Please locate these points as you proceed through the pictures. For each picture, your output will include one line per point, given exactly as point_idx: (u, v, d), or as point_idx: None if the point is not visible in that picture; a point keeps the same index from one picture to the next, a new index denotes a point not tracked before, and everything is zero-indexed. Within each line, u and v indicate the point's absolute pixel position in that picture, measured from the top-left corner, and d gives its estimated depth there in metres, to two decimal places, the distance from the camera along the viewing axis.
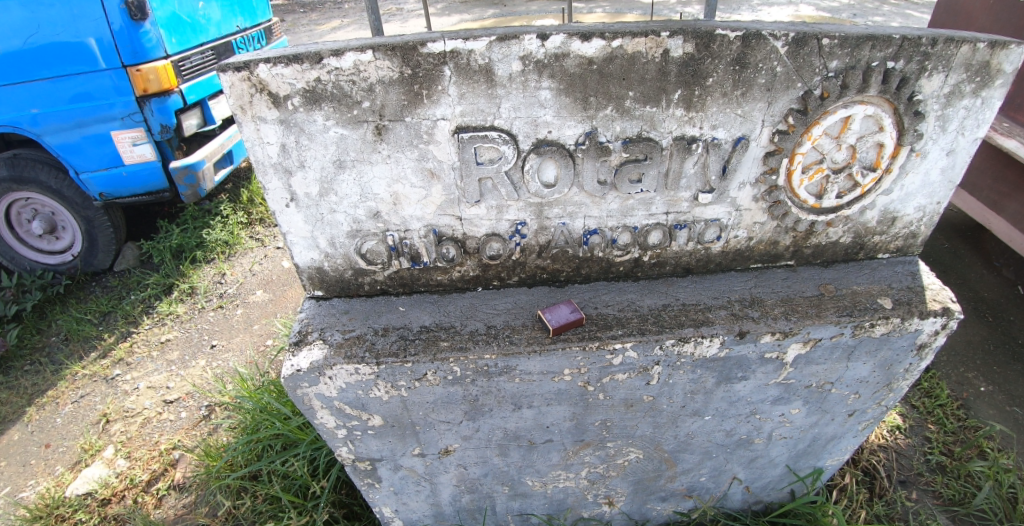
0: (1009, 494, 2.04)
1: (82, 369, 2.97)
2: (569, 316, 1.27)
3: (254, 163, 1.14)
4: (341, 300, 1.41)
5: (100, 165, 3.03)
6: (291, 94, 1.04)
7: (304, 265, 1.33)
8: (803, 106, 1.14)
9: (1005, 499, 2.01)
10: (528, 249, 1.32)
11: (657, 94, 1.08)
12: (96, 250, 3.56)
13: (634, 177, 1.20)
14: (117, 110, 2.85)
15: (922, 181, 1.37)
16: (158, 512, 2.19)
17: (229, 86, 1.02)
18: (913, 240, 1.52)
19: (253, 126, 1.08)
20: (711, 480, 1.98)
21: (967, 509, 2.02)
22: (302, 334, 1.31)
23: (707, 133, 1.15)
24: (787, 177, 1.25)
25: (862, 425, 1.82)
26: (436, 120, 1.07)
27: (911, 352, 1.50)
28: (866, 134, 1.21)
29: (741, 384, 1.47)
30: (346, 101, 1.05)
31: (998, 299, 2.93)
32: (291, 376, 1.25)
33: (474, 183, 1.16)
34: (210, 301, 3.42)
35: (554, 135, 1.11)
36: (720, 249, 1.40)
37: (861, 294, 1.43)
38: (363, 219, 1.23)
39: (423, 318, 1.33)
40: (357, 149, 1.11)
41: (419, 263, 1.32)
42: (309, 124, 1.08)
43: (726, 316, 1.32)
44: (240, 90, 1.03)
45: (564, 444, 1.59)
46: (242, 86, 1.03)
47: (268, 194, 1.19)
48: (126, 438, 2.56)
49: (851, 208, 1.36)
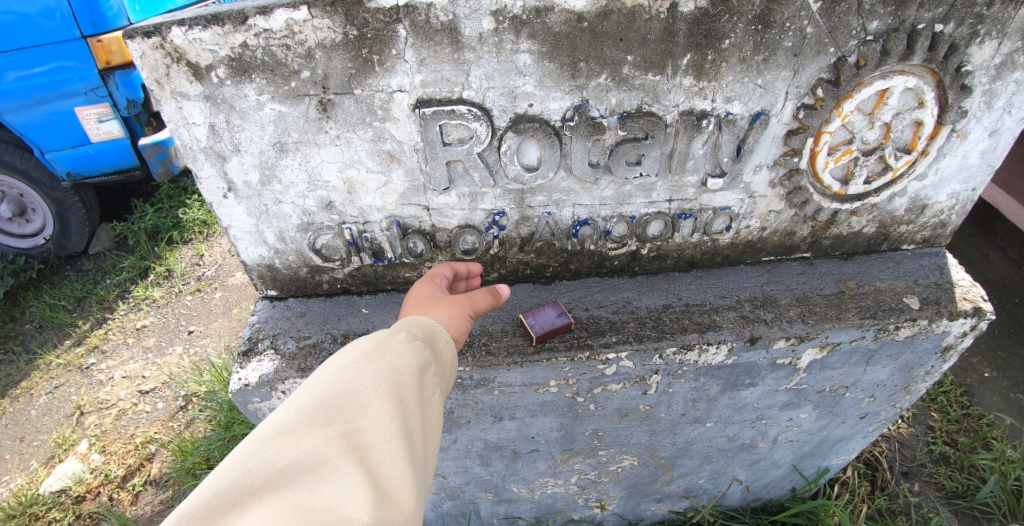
0: (1015, 487, 1.93)
1: (56, 359, 2.80)
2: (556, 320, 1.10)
3: (181, 148, 0.95)
4: (298, 301, 1.23)
5: (66, 144, 2.73)
6: (214, 63, 0.85)
7: (251, 262, 1.15)
8: (834, 75, 0.96)
9: (1010, 492, 1.91)
10: (508, 242, 1.14)
11: (661, 59, 0.89)
12: (68, 234, 3.26)
13: (632, 158, 1.01)
14: (79, 84, 2.53)
15: (958, 165, 1.20)
16: (134, 509, 2.09)
17: (139, 56, 0.83)
18: (942, 229, 1.36)
19: (174, 105, 0.89)
20: (709, 482, 1.86)
21: (970, 503, 1.93)
22: (251, 342, 1.14)
23: (720, 107, 0.97)
24: (810, 160, 1.07)
25: (872, 427, 1.70)
26: (391, 92, 0.88)
27: (934, 355, 1.35)
28: (903, 111, 1.04)
29: (748, 391, 1.32)
30: (281, 71, 0.85)
31: (1004, 281, 2.74)
32: (239, 392, 1.10)
33: (441, 167, 0.98)
34: (187, 284, 3.18)
35: (536, 109, 0.93)
36: (729, 241, 1.23)
37: (885, 292, 1.27)
38: (314, 211, 1.05)
39: (388, 322, 1.16)
40: (300, 129, 0.92)
41: (382, 260, 1.15)
42: (240, 101, 0.89)
43: (735, 319, 1.16)
44: (153, 61, 0.84)
45: (551, 453, 1.45)
46: (155, 56, 0.83)
47: (201, 184, 1.01)
48: (101, 431, 2.39)
49: (879, 195, 1.19)
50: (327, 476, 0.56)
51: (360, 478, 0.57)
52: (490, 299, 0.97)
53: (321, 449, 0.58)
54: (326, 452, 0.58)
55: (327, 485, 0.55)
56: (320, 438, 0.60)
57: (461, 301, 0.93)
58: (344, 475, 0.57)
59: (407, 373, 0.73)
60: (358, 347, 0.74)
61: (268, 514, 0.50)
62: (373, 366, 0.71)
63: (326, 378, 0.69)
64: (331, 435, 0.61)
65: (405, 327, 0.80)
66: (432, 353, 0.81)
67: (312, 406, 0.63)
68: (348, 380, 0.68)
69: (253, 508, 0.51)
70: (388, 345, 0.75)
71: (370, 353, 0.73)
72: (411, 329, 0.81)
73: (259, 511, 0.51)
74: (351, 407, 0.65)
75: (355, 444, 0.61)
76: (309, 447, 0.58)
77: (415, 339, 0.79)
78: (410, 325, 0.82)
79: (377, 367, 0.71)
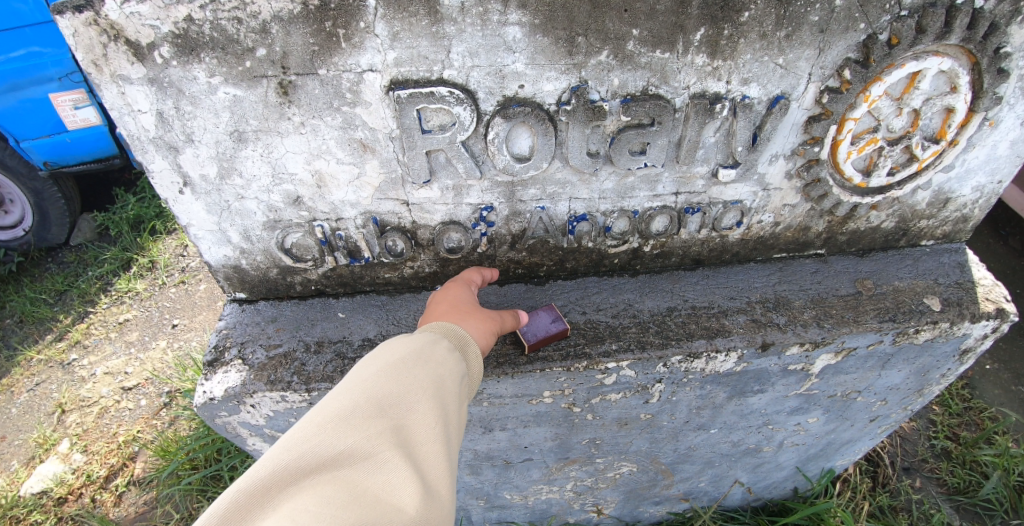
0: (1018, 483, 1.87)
1: (37, 354, 2.61)
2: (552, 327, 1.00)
3: (127, 138, 0.83)
4: (269, 304, 1.12)
5: (41, 132, 2.51)
6: (156, 41, 0.72)
7: (215, 263, 1.04)
8: (863, 55, 0.85)
9: (1013, 488, 1.85)
10: (497, 240, 1.04)
11: (671, 33, 0.78)
12: (48, 224, 3.04)
13: (635, 147, 0.91)
14: (53, 70, 2.33)
15: (986, 156, 1.11)
16: (117, 511, 1.98)
17: (70, 34, 0.71)
18: (963, 224, 1.27)
19: (116, 90, 0.77)
20: (710, 484, 1.78)
21: (972, 499, 1.87)
22: (218, 351, 1.04)
23: (735, 90, 0.86)
24: (831, 150, 0.97)
25: (881, 429, 1.62)
26: (361, 72, 0.77)
27: (952, 358, 1.27)
28: (934, 96, 0.94)
29: (756, 397, 1.23)
30: (233, 49, 0.74)
31: (1004, 270, 2.66)
32: (205, 406, 0.99)
33: (420, 157, 0.87)
34: (171, 276, 2.95)
35: (528, 91, 0.82)
36: (739, 237, 1.13)
37: (904, 292, 1.18)
38: (281, 207, 0.94)
39: (367, 328, 1.06)
40: (259, 115, 0.81)
41: (359, 260, 1.05)
42: (189, 84, 0.77)
43: (746, 323, 1.07)
44: (87, 40, 0.71)
45: (545, 461, 1.36)
46: (88, 33, 0.71)
47: (153, 178, 0.89)
48: (83, 430, 2.25)
49: (902, 188, 1.10)
50: (374, 469, 0.53)
51: (407, 477, 0.54)
52: (513, 319, 0.93)
53: (371, 441, 0.56)
54: (374, 444, 0.56)
55: (375, 478, 0.53)
56: (371, 430, 0.57)
57: (492, 318, 0.88)
58: (391, 472, 0.54)
59: (451, 376, 0.70)
60: (406, 343, 0.71)
61: (317, 498, 0.48)
62: (420, 364, 0.67)
63: (374, 371, 0.66)
64: (381, 429, 0.58)
65: (447, 333, 0.75)
66: (471, 366, 0.76)
67: (361, 398, 0.61)
68: (399, 376, 0.65)
69: (302, 490, 0.49)
70: (434, 347, 0.72)
71: (417, 353, 0.70)
72: (451, 336, 0.76)
73: (309, 493, 0.49)
74: (400, 403, 0.62)
75: (404, 441, 0.58)
76: (359, 437, 0.56)
77: (456, 347, 0.74)
78: (453, 329, 0.77)
79: (428, 368, 0.68)
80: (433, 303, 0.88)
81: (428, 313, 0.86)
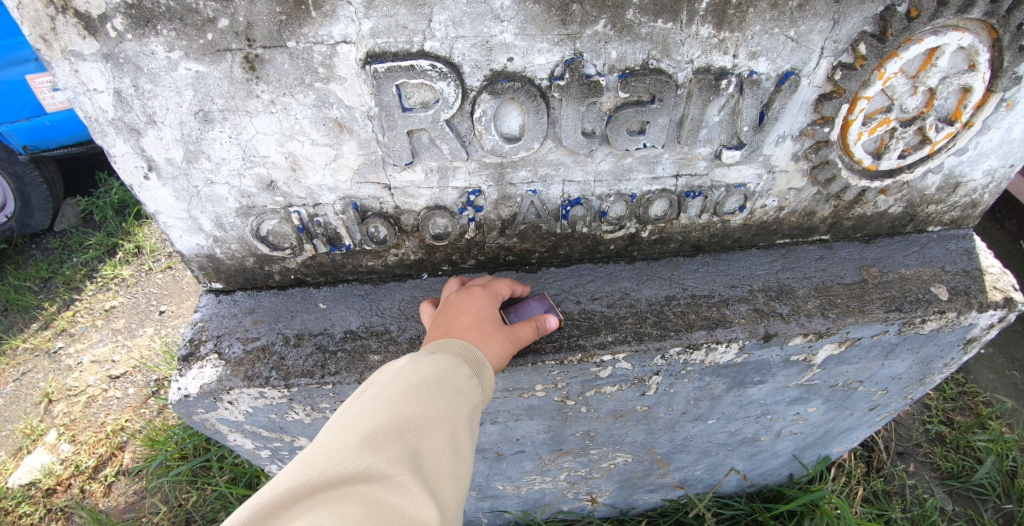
0: (1009, 467, 1.88)
1: (22, 343, 2.54)
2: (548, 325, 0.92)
3: (85, 120, 0.77)
4: (247, 294, 1.07)
5: (19, 115, 2.39)
6: (108, 12, 0.65)
7: (188, 252, 0.98)
8: (881, 28, 0.79)
9: (1005, 473, 1.86)
10: (486, 225, 0.98)
11: (674, 1, 0.72)
12: (31, 210, 2.94)
13: (634, 126, 0.84)
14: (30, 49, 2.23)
15: (1000, 139, 1.05)
16: (107, 502, 1.94)
17: (14, 6, 0.63)
18: (971, 209, 1.22)
19: (68, 67, 0.70)
20: (706, 472, 1.76)
21: (966, 484, 1.86)
22: (193, 345, 0.99)
23: (742, 65, 0.80)
24: (841, 131, 0.91)
25: (879, 417, 1.60)
26: (334, 44, 0.70)
27: (956, 347, 1.24)
28: (951, 74, 0.88)
29: (756, 387, 1.19)
30: (192, 19, 0.67)
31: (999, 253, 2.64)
32: (180, 403, 0.94)
33: (402, 138, 0.81)
34: (158, 261, 2.88)
35: (518, 65, 0.76)
36: (741, 222, 1.07)
37: (911, 280, 1.13)
38: (253, 192, 0.88)
39: (349, 319, 1.00)
40: (224, 93, 0.74)
41: (340, 247, 0.99)
42: (147, 60, 0.70)
43: (748, 312, 1.02)
44: (32, 12, 0.64)
45: (538, 453, 1.32)
46: (32, 4, 0.64)
47: (115, 162, 0.83)
48: (70, 420, 2.19)
49: (913, 171, 1.04)
50: (392, 492, 0.50)
51: (422, 503, 0.51)
52: (532, 334, 0.85)
53: (388, 463, 0.52)
54: (393, 467, 0.52)
55: (392, 503, 0.49)
56: (390, 451, 0.54)
57: (510, 338, 0.81)
58: (407, 498, 0.50)
59: (469, 402, 0.66)
60: (428, 363, 0.67)
61: (333, 517, 0.45)
62: (439, 386, 0.64)
63: (394, 389, 0.63)
64: (400, 451, 0.54)
65: (465, 356, 0.71)
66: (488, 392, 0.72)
67: (379, 416, 0.57)
68: (419, 396, 0.61)
69: (316, 507, 0.46)
70: (453, 369, 0.68)
71: (438, 374, 0.66)
72: (470, 360, 0.72)
73: (323, 512, 0.46)
74: (417, 426, 0.59)
75: (420, 467, 0.55)
76: (377, 457, 0.52)
77: (474, 373, 0.70)
78: (473, 350, 0.73)
79: (448, 391, 0.64)
80: (452, 308, 0.82)
81: (445, 318, 0.80)
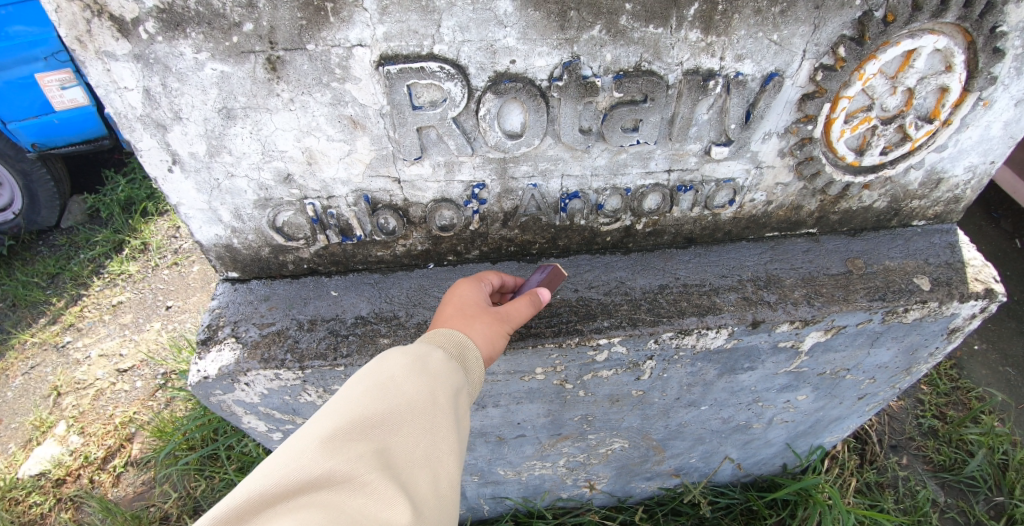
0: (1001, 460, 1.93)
1: (30, 337, 2.60)
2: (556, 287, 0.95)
3: (114, 116, 0.82)
4: (262, 283, 1.12)
5: (28, 113, 2.44)
6: (141, 16, 0.71)
7: (207, 242, 1.04)
8: (859, 32, 0.84)
9: (996, 465, 1.91)
10: (489, 217, 1.04)
11: (664, 8, 0.77)
12: (38, 207, 2.99)
13: (628, 124, 0.90)
14: (37, 49, 2.27)
15: (979, 136, 1.11)
16: (116, 492, 2.00)
17: (52, 10, 0.69)
18: (955, 204, 1.27)
19: (100, 67, 0.75)
20: (701, 460, 1.82)
21: (958, 476, 1.92)
22: (211, 329, 1.04)
23: (729, 67, 0.86)
24: (824, 128, 0.97)
25: (869, 406, 1.66)
26: (350, 47, 0.76)
27: (940, 337, 1.29)
28: (929, 75, 0.93)
29: (747, 374, 1.25)
30: (219, 23, 0.72)
31: (994, 252, 2.69)
32: (199, 384, 1.00)
33: (411, 134, 0.86)
34: (164, 257, 2.93)
35: (520, 67, 0.81)
36: (731, 216, 1.13)
37: (895, 271, 1.19)
38: (271, 185, 0.93)
39: (360, 306, 1.06)
40: (247, 91, 0.80)
41: (351, 238, 1.04)
42: (176, 60, 0.76)
43: (737, 301, 1.08)
44: (69, 15, 0.69)
45: (538, 438, 1.37)
46: (70, 8, 0.69)
47: (142, 156, 0.88)
48: (79, 412, 2.26)
49: (894, 166, 1.10)
50: (354, 492, 0.54)
51: (385, 500, 0.55)
52: (529, 309, 0.86)
53: (353, 463, 0.56)
54: (357, 467, 0.56)
55: (355, 504, 0.53)
56: (356, 451, 0.57)
57: (502, 316, 0.82)
58: (370, 496, 0.54)
59: (444, 390, 0.68)
60: (401, 355, 0.69)
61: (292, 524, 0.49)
62: (409, 379, 0.66)
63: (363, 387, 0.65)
64: (365, 450, 0.58)
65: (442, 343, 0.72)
66: (471, 372, 0.75)
67: (345, 415, 0.60)
68: (386, 393, 0.64)
69: (278, 513, 0.50)
70: (426, 359, 0.69)
71: (408, 366, 0.68)
72: (449, 345, 0.74)
73: (285, 518, 0.50)
74: (383, 423, 0.61)
75: (387, 463, 0.59)
76: (339, 459, 0.55)
77: (453, 358, 0.72)
78: (452, 335, 0.75)
79: (419, 382, 0.67)
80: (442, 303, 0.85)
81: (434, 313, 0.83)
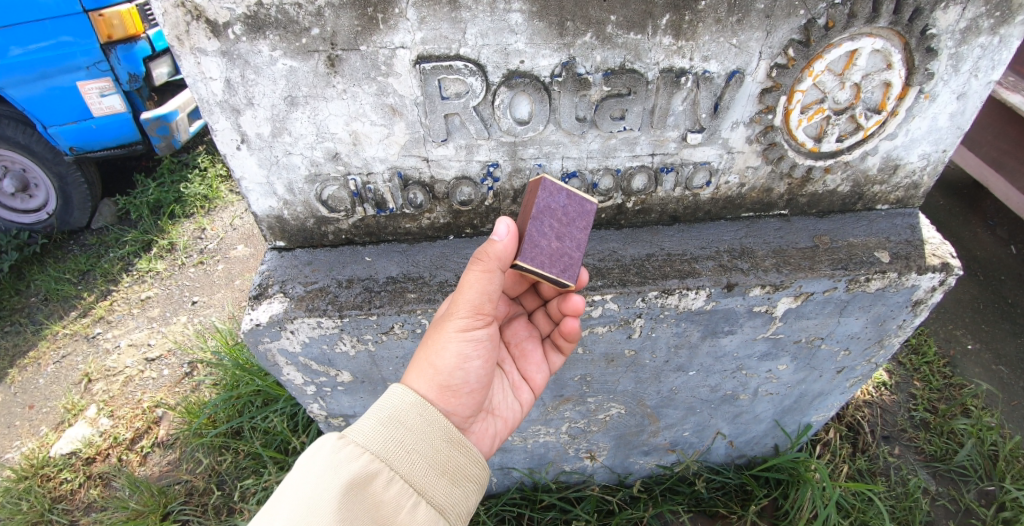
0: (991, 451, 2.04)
1: (63, 329, 2.81)
2: (560, 204, 0.99)
3: (197, 102, 1.02)
4: (305, 251, 1.31)
5: (68, 117, 2.67)
6: (231, 21, 0.91)
7: (262, 213, 1.23)
8: (805, 37, 1.03)
9: (986, 456, 2.01)
10: (502, 194, 1.22)
11: (642, 18, 0.96)
12: (71, 208, 3.21)
13: (616, 113, 1.09)
14: (81, 59, 2.48)
15: (928, 127, 1.27)
16: (143, 470, 2.13)
17: (161, 14, 0.89)
18: (914, 191, 1.43)
19: (193, 60, 0.95)
20: (694, 435, 1.97)
21: (948, 465, 2.02)
22: (262, 288, 1.23)
23: (697, 66, 1.04)
24: (784, 118, 1.14)
25: (850, 382, 1.80)
26: (394, 49, 0.95)
27: (905, 309, 1.45)
28: (872, 72, 1.11)
29: (728, 338, 1.41)
30: (292, 28, 0.92)
31: (990, 257, 2.84)
32: (251, 331, 1.18)
33: (439, 120, 1.05)
34: (190, 256, 3.16)
35: (527, 66, 1.00)
36: (709, 196, 1.30)
37: (858, 246, 1.35)
38: (321, 162, 1.12)
39: (390, 268, 1.25)
40: (309, 83, 0.99)
41: (384, 210, 1.23)
42: (254, 57, 0.95)
43: (714, 267, 1.25)
44: (174, 18, 0.89)
45: (542, 399, 1.54)
46: (175, 13, 0.89)
47: (216, 136, 1.07)
48: (109, 397, 2.43)
49: (851, 153, 1.27)
50: None
51: None
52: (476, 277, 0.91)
53: None
54: None
55: None
56: None
57: (441, 332, 0.93)
58: None
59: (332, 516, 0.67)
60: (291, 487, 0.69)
61: None
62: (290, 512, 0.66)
63: None
64: None
65: (343, 441, 0.76)
66: (376, 480, 0.74)
67: None
68: None
69: None
70: (314, 480, 0.70)
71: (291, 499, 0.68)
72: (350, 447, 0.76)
73: None
74: None
75: None
76: None
77: (350, 467, 0.73)
78: (385, 396, 0.86)
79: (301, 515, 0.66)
80: None
81: None
